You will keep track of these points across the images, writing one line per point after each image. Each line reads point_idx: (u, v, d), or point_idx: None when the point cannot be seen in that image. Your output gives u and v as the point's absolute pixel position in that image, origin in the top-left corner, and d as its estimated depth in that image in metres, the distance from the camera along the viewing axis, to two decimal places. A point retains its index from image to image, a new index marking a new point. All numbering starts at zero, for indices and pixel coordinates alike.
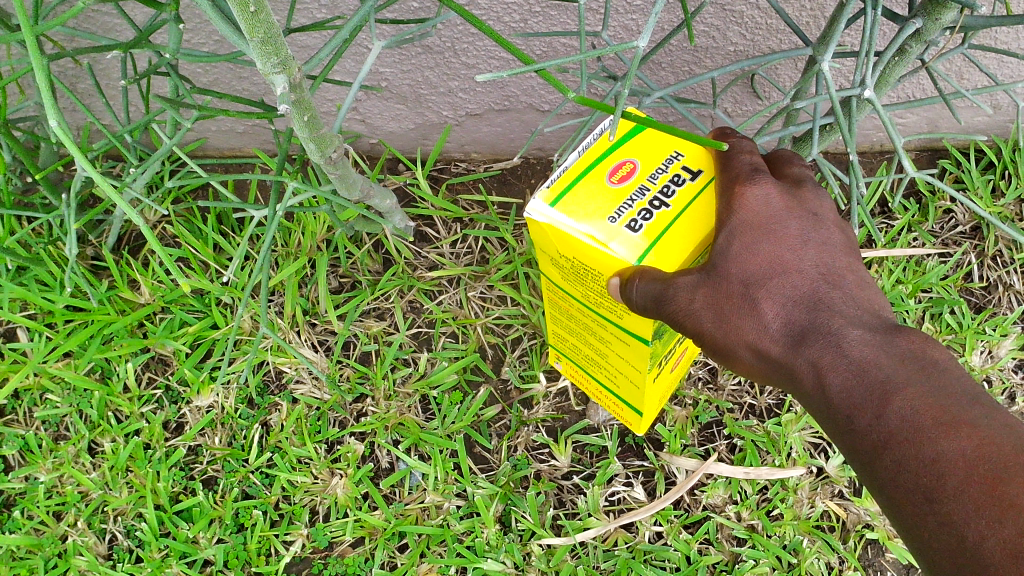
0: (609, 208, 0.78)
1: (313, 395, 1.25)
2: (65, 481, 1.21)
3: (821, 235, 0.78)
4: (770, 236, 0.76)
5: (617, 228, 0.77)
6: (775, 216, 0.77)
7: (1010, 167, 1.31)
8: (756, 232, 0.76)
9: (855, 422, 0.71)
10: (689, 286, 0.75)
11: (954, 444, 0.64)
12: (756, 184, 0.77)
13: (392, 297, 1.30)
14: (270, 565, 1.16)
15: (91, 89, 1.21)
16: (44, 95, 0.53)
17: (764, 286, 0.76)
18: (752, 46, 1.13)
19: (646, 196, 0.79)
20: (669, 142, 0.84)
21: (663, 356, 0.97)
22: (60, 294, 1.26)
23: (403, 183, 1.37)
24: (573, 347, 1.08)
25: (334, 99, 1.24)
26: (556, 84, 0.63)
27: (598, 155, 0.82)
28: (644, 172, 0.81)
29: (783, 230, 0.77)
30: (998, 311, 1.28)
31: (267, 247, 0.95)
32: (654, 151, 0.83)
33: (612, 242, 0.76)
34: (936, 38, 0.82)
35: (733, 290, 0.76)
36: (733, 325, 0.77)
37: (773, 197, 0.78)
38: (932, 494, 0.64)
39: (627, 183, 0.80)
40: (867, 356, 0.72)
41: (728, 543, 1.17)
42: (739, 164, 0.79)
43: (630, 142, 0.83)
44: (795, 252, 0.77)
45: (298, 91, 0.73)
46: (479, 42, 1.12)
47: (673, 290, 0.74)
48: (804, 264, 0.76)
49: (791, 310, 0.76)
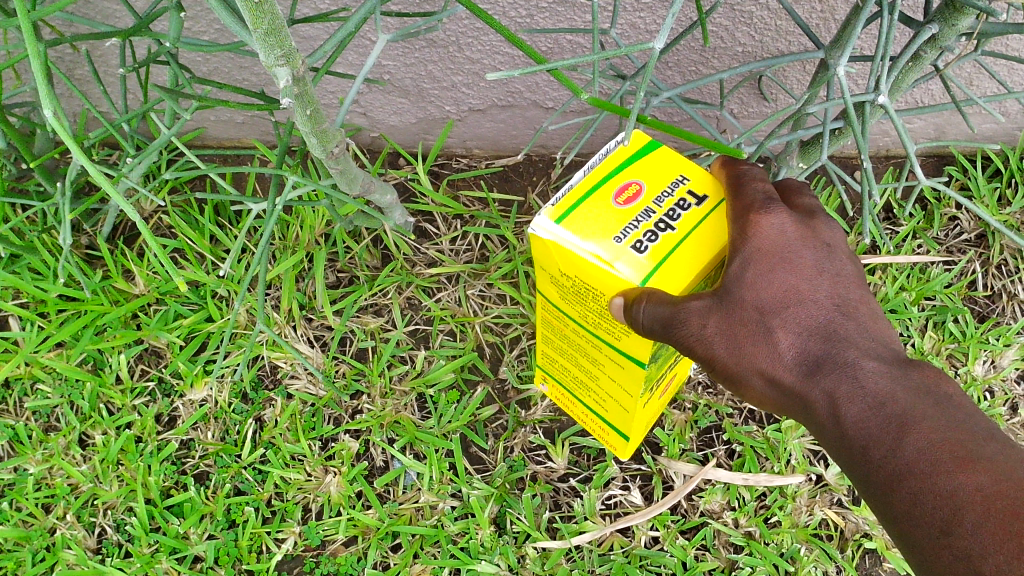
0: (615, 228, 0.77)
1: (308, 391, 1.23)
2: (55, 473, 1.19)
3: (835, 265, 0.79)
4: (786, 265, 0.77)
5: (622, 248, 0.76)
6: (791, 245, 0.77)
7: (1017, 175, 1.29)
8: (771, 261, 0.76)
9: (870, 453, 0.73)
10: (700, 311, 0.75)
11: (971, 480, 0.67)
12: (771, 212, 0.77)
13: (390, 293, 1.28)
14: (260, 563, 1.14)
15: (88, 76, 1.19)
16: (39, 81, 0.51)
17: (780, 315, 0.77)
18: (760, 48, 1.11)
19: (651, 217, 0.78)
20: (676, 163, 0.82)
21: (655, 382, 0.96)
22: (53, 283, 1.25)
23: (403, 178, 1.35)
24: (562, 369, 1.07)
25: (335, 92, 1.22)
26: (568, 84, 0.62)
27: (605, 174, 0.80)
28: (650, 194, 0.79)
29: (799, 259, 0.77)
30: (1001, 321, 1.26)
31: (265, 242, 0.94)
32: (661, 173, 0.81)
33: (617, 262, 0.75)
34: (951, 45, 0.80)
35: (747, 317, 0.77)
36: (747, 353, 0.78)
37: (788, 225, 0.78)
38: (948, 528, 0.67)
39: (632, 204, 0.79)
40: (881, 390, 0.74)
41: (725, 550, 1.16)
42: (752, 191, 0.78)
43: (638, 162, 0.81)
44: (811, 282, 0.77)
45: (301, 85, 0.72)
46: (484, 37, 1.11)
47: (682, 315, 0.74)
48: (819, 295, 0.77)
49: (805, 339, 0.77)
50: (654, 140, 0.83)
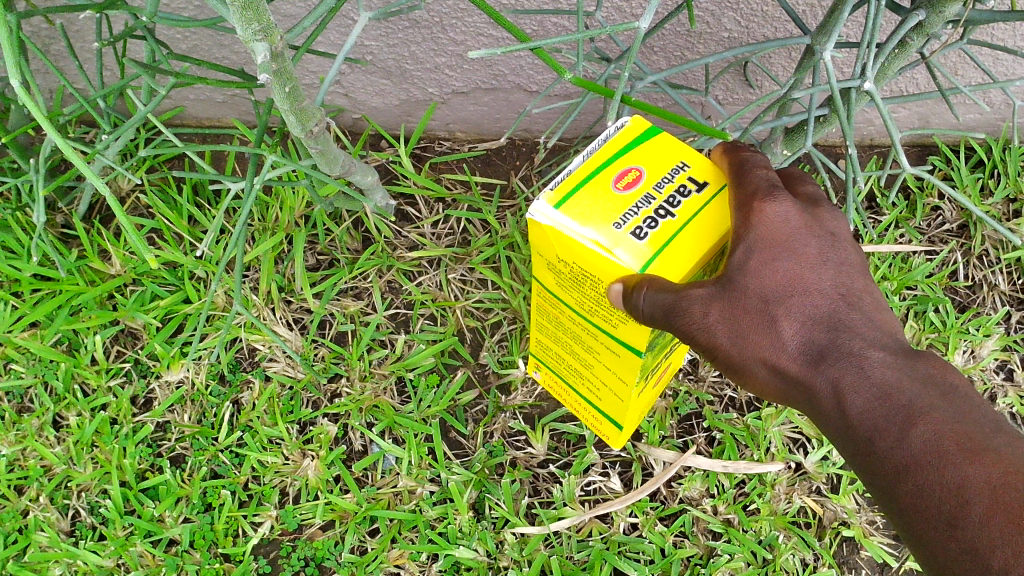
0: (615, 213, 0.76)
1: (286, 373, 1.22)
2: (28, 455, 1.17)
3: (839, 255, 0.78)
4: (789, 254, 0.76)
5: (622, 235, 0.75)
6: (795, 234, 0.77)
7: (999, 166, 1.30)
8: (775, 249, 0.75)
9: (876, 444, 0.74)
10: (702, 299, 0.75)
11: (978, 472, 0.68)
12: (776, 200, 0.76)
13: (370, 276, 1.27)
14: (236, 547, 1.14)
15: (64, 51, 1.17)
16: (6, 53, 0.53)
17: (784, 304, 0.76)
18: (746, 33, 1.10)
19: (652, 204, 0.77)
20: (676, 149, 0.81)
21: (649, 374, 0.96)
22: (28, 262, 1.22)
23: (385, 161, 1.34)
24: (557, 358, 1.07)
25: (316, 72, 1.20)
26: (552, 64, 0.64)
27: (604, 159, 0.79)
28: (650, 180, 0.78)
29: (802, 247, 0.77)
30: (982, 311, 1.27)
31: (243, 222, 0.92)
32: (661, 158, 0.80)
33: (617, 248, 0.74)
34: (938, 33, 0.80)
35: (751, 305, 0.76)
36: (750, 341, 0.77)
37: (792, 214, 0.77)
38: (955, 521, 0.67)
39: (633, 189, 0.77)
40: (886, 380, 0.74)
41: (703, 537, 1.16)
42: (756, 179, 0.77)
43: (638, 148, 0.80)
44: (815, 271, 0.77)
45: (279, 60, 0.71)
46: (468, 19, 1.09)
47: (683, 302, 0.73)
48: (824, 284, 0.77)
49: (810, 328, 0.76)
50: (654, 126, 0.82)
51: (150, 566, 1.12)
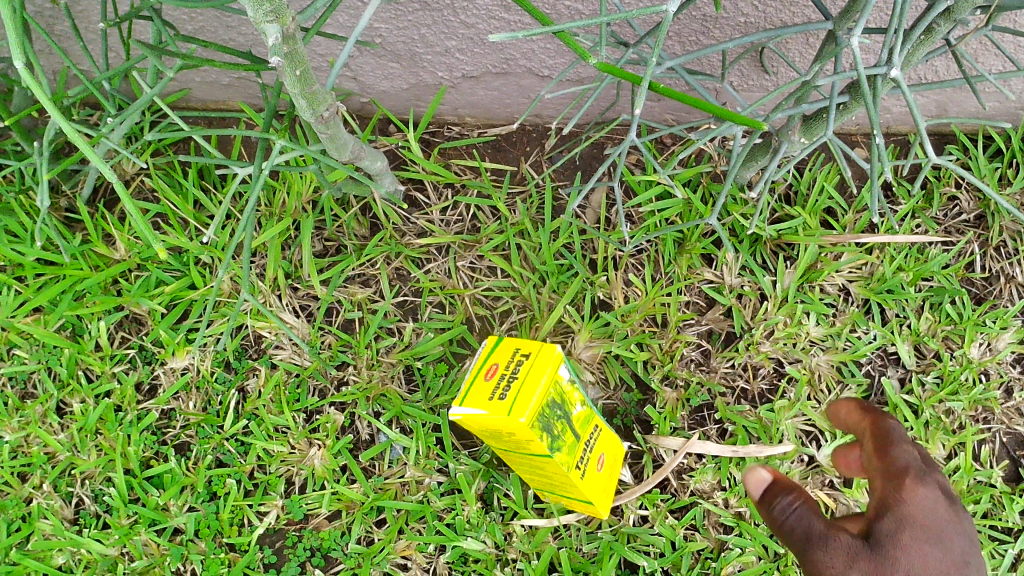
0: (465, 398, 0.88)
1: (293, 360, 1.20)
2: (31, 442, 1.16)
3: (965, 517, 0.80)
4: (942, 536, 0.77)
5: (470, 404, 0.86)
6: (931, 478, 0.80)
7: (1018, 156, 1.28)
8: (926, 533, 0.76)
9: None
10: (915, 481, 0.79)
11: None
12: (925, 480, 0.79)
13: (378, 263, 1.24)
14: (242, 536, 1.14)
15: (69, 32, 1.15)
16: (11, 36, 0.51)
17: (928, 482, 0.79)
18: (763, 19, 1.08)
19: (501, 377, 0.88)
20: (515, 344, 0.92)
21: (580, 455, 0.98)
22: (31, 246, 1.20)
23: (394, 145, 1.31)
24: (538, 483, 1.06)
25: (325, 54, 1.18)
26: (576, 48, 0.62)
27: (473, 376, 0.91)
28: (500, 368, 0.89)
29: (943, 487, 0.80)
30: (998, 304, 1.25)
31: (251, 208, 0.90)
32: (506, 353, 0.91)
33: (467, 409, 0.86)
34: (965, 19, 0.78)
35: (910, 489, 0.78)
36: (908, 544, 0.75)
37: (938, 490, 0.79)
38: None
39: (491, 375, 0.89)
40: None
41: (714, 530, 1.16)
42: (896, 429, 0.85)
43: (493, 353, 0.93)
44: (960, 522, 0.79)
45: (290, 42, 0.69)
46: (479, 1, 1.07)
47: (887, 440, 0.84)
48: (945, 508, 0.78)
49: (954, 524, 0.78)
50: (501, 337, 0.95)
51: (155, 555, 1.13)
